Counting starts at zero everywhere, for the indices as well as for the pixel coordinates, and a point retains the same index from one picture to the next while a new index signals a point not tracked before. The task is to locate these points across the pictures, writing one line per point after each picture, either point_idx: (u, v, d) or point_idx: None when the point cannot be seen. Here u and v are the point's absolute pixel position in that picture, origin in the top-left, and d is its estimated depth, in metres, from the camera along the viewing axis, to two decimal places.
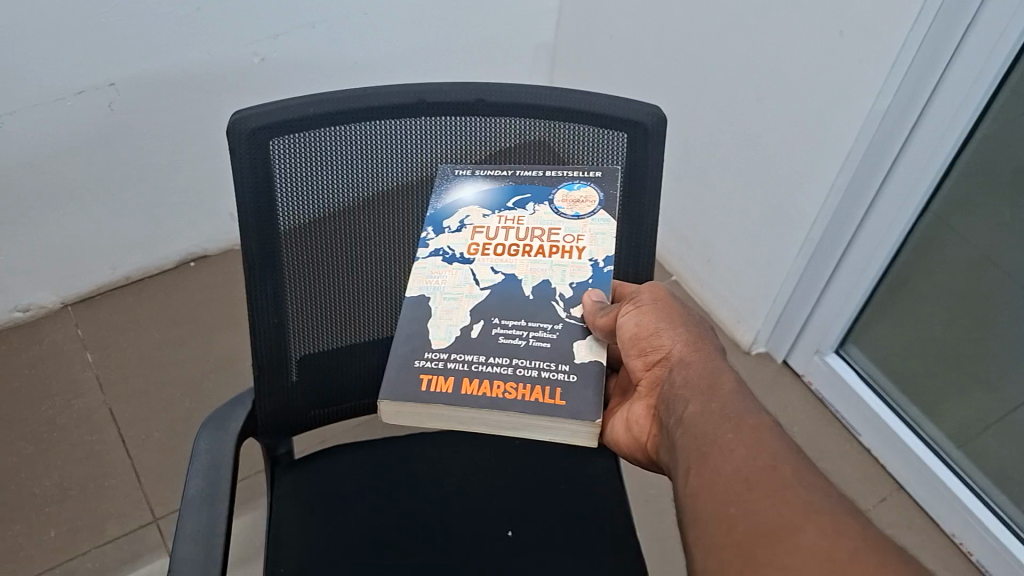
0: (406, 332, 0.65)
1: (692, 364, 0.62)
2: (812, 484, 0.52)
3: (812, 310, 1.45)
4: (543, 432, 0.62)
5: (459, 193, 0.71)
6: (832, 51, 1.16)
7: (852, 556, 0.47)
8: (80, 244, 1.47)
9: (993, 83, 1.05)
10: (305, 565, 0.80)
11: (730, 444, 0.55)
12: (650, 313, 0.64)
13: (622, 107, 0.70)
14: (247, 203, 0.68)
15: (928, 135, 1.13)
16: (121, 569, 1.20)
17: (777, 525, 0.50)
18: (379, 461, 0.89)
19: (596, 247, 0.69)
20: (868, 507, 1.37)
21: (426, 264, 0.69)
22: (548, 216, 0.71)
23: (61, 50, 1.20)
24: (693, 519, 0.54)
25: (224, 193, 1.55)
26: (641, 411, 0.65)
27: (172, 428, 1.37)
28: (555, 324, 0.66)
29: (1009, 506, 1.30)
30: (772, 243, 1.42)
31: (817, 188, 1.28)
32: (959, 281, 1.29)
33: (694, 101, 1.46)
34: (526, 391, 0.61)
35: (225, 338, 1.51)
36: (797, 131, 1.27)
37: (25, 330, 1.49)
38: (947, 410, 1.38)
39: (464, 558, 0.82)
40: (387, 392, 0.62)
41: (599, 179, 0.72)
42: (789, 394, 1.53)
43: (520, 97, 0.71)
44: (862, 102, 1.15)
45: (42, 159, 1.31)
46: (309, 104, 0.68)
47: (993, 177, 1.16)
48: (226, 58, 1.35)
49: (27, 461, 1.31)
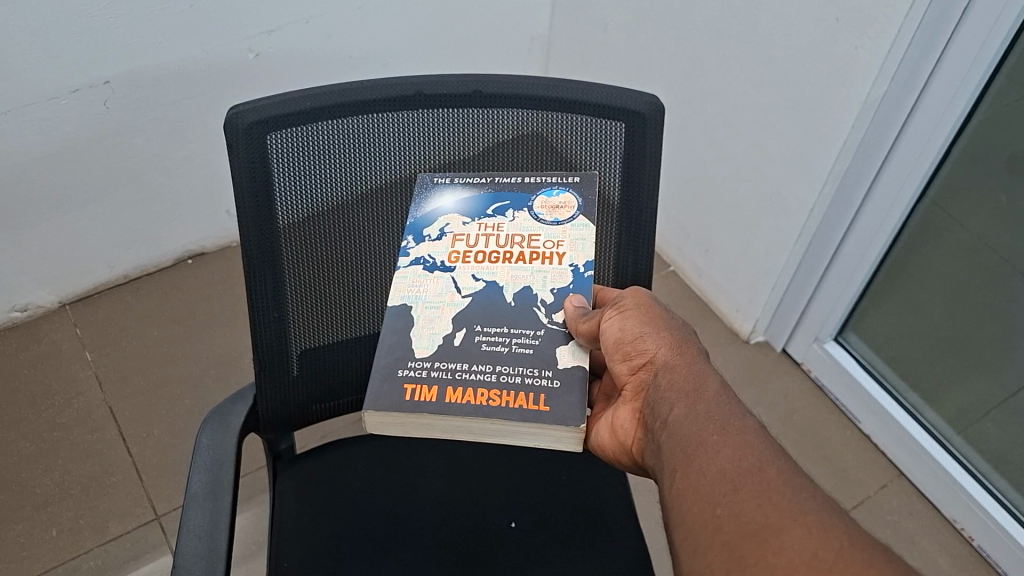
0: (389, 342, 0.66)
1: (678, 367, 0.62)
2: (798, 483, 0.53)
3: (813, 296, 1.44)
4: (529, 439, 0.63)
5: (438, 201, 0.72)
6: (827, 37, 1.15)
7: (836, 554, 0.47)
8: (77, 244, 1.47)
9: (993, 62, 1.03)
10: (309, 559, 0.80)
11: (715, 445, 0.55)
12: (633, 318, 0.64)
13: (621, 97, 0.69)
14: (247, 199, 0.68)
15: (928, 118, 1.12)
16: (123, 568, 1.21)
17: (763, 525, 0.50)
18: (377, 456, 0.90)
19: (576, 253, 0.69)
20: (868, 495, 1.38)
21: (407, 273, 0.69)
22: (527, 223, 0.71)
23: (54, 50, 1.20)
24: (679, 520, 0.54)
25: (222, 190, 1.56)
26: (626, 415, 0.65)
27: (172, 426, 1.38)
28: (537, 330, 0.66)
29: (1009, 490, 1.30)
30: (770, 230, 1.41)
31: (817, 177, 1.27)
32: (959, 267, 1.28)
33: (691, 91, 1.45)
34: (510, 398, 0.62)
35: (225, 333, 1.52)
36: (795, 118, 1.26)
37: (24, 329, 1.50)
38: (947, 396, 1.37)
39: (465, 545, 0.83)
40: (371, 401, 0.62)
41: (577, 185, 0.72)
42: (789, 382, 1.53)
43: (518, 89, 0.70)
44: (859, 87, 1.14)
45: (37, 160, 1.31)
46: (306, 97, 0.68)
47: (991, 161, 1.14)
48: (221, 56, 1.34)
49: (28, 460, 1.32)
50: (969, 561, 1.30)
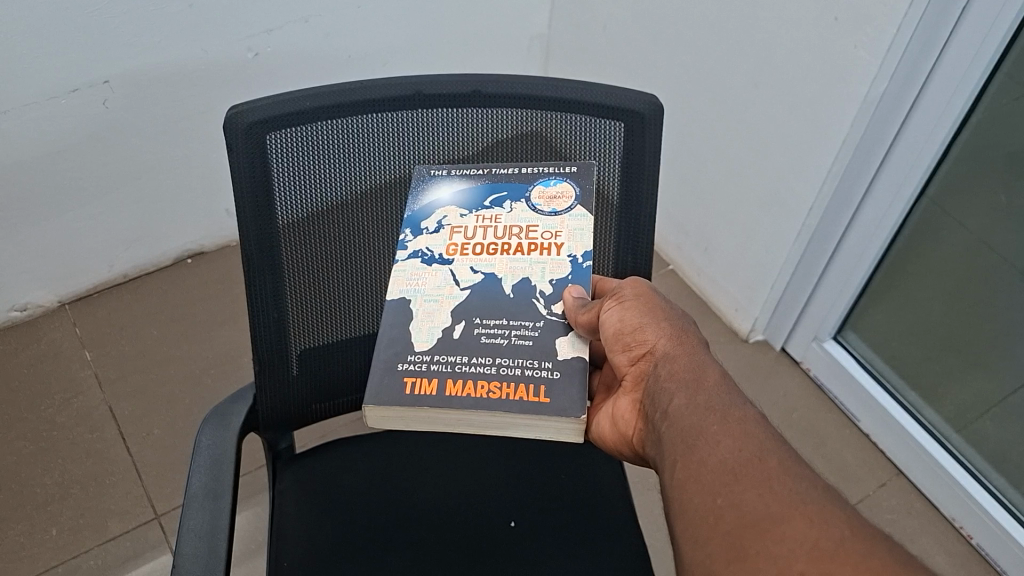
0: (388, 336, 0.66)
1: (678, 358, 0.62)
2: (799, 474, 0.53)
3: (812, 295, 1.44)
4: (529, 431, 0.63)
5: (436, 193, 0.72)
6: (826, 36, 1.15)
7: (837, 544, 0.47)
8: (77, 243, 1.47)
9: (993, 59, 1.04)
10: (310, 558, 0.80)
11: (716, 435, 0.56)
12: (633, 309, 0.64)
13: (620, 96, 0.69)
14: (246, 198, 0.68)
15: (927, 116, 1.12)
16: (123, 567, 1.21)
17: (764, 517, 0.50)
18: (377, 455, 0.90)
19: (574, 243, 0.70)
20: (867, 493, 1.38)
21: (406, 266, 0.69)
22: (525, 214, 0.71)
23: (55, 49, 1.20)
24: (680, 510, 0.54)
25: (223, 190, 1.56)
26: (626, 406, 0.65)
27: (172, 425, 1.38)
28: (536, 321, 0.66)
29: (1009, 489, 1.30)
30: (769, 228, 1.41)
31: (816, 176, 1.27)
32: (959, 265, 1.28)
33: (690, 90, 1.45)
34: (510, 390, 0.62)
35: (225, 333, 1.52)
36: (794, 117, 1.26)
37: (24, 329, 1.50)
38: (947, 394, 1.37)
39: (465, 543, 0.83)
40: (371, 395, 0.62)
41: (575, 174, 0.72)
42: (788, 381, 1.53)
43: (517, 88, 0.70)
44: (858, 86, 1.14)
45: (36, 159, 1.31)
46: (306, 97, 0.68)
47: (991, 159, 1.15)
48: (222, 56, 1.35)
49: (28, 460, 1.32)
50: (969, 560, 1.30)
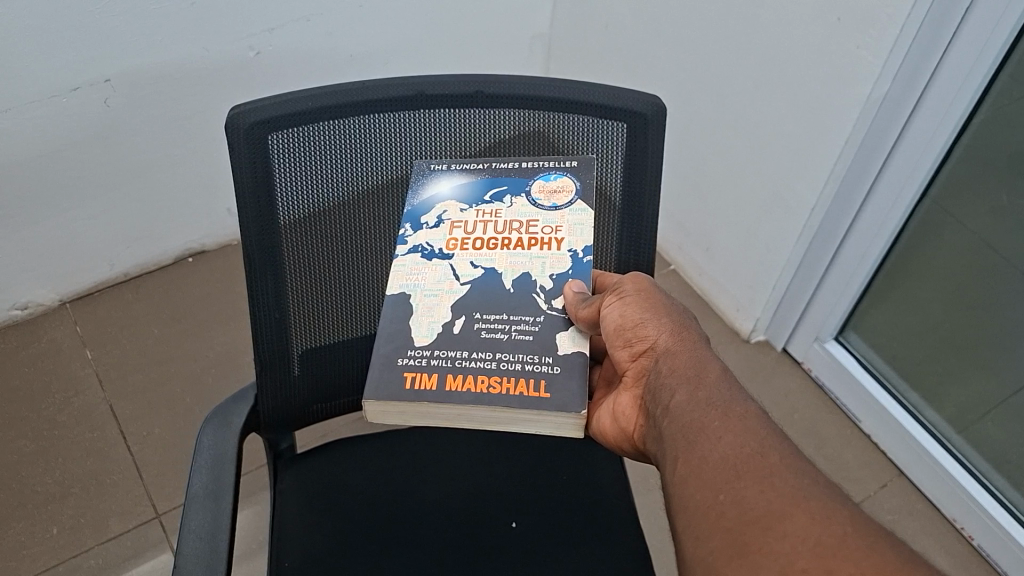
0: (388, 331, 0.66)
1: (679, 355, 0.62)
2: (800, 469, 0.52)
3: (813, 296, 1.44)
4: (530, 426, 0.62)
5: (436, 187, 0.72)
6: (828, 36, 1.15)
7: (838, 540, 0.47)
8: (79, 242, 1.47)
9: (994, 64, 1.04)
10: (311, 558, 0.80)
11: (717, 431, 0.55)
12: (633, 305, 0.64)
13: (622, 96, 0.69)
14: (247, 199, 0.68)
15: (928, 119, 1.12)
16: (122, 567, 1.21)
17: (766, 512, 0.50)
18: (377, 454, 0.90)
19: (574, 238, 0.70)
20: (868, 495, 1.37)
21: (406, 261, 0.69)
22: (525, 209, 0.71)
23: (56, 49, 1.20)
24: (681, 507, 0.54)
25: (224, 189, 1.56)
26: (627, 402, 0.65)
27: (173, 424, 1.38)
28: (536, 316, 0.66)
29: (1010, 490, 1.29)
30: (771, 229, 1.41)
31: (817, 177, 1.27)
32: (960, 266, 1.28)
33: (692, 90, 1.45)
34: (510, 384, 0.62)
35: (226, 333, 1.52)
36: (796, 117, 1.26)
37: (24, 328, 1.50)
38: (947, 395, 1.37)
39: (465, 543, 0.82)
40: (372, 390, 0.62)
41: (575, 169, 0.72)
42: (790, 381, 1.53)
43: (519, 88, 0.70)
44: (860, 87, 1.14)
45: (37, 158, 1.31)
46: (308, 97, 0.68)
47: (991, 161, 1.15)
48: (223, 55, 1.35)
49: (28, 459, 1.32)
50: (969, 561, 1.30)
